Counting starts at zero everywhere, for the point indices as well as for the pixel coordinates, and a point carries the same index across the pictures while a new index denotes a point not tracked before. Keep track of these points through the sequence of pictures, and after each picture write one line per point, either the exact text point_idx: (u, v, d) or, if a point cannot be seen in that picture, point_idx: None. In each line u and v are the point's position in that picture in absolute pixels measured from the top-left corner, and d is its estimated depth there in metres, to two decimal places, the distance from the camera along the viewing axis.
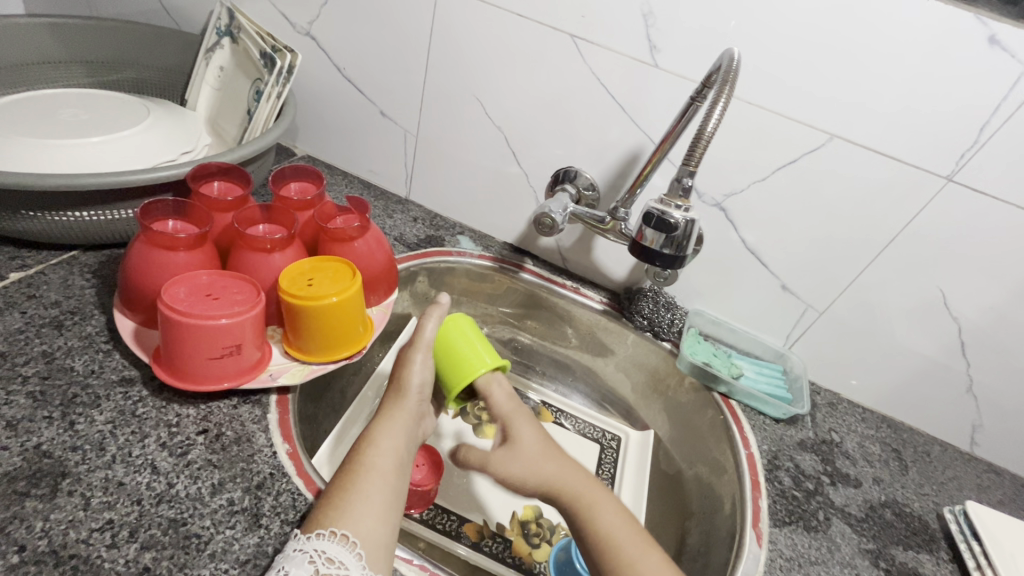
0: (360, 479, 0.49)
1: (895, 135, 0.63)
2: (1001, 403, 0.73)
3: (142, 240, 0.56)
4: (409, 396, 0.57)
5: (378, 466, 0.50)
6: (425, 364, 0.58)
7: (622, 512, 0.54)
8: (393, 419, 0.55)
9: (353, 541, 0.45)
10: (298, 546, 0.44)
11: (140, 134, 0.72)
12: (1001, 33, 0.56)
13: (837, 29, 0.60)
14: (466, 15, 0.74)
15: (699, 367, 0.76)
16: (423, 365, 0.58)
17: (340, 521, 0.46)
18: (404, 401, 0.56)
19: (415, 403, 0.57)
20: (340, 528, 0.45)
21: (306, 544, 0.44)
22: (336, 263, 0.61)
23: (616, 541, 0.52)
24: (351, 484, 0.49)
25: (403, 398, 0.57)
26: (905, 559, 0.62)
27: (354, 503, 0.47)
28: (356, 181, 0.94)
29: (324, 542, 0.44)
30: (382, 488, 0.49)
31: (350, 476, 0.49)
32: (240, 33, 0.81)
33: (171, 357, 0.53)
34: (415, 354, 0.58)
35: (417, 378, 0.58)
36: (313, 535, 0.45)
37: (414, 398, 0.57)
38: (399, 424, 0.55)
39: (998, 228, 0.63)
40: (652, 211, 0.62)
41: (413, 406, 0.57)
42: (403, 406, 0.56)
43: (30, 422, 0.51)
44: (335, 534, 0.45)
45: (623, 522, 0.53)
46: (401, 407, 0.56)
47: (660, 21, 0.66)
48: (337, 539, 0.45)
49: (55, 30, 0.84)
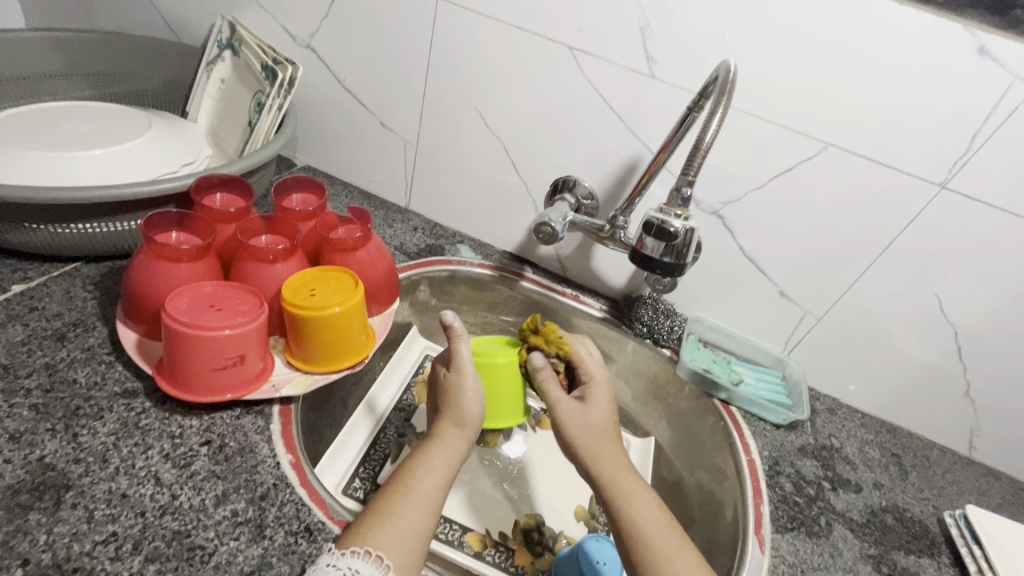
0: (403, 500, 0.49)
1: (886, 145, 0.64)
2: (998, 407, 0.73)
3: (146, 252, 0.56)
4: (466, 422, 0.56)
5: (425, 492, 0.50)
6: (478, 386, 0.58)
7: (657, 503, 0.53)
8: (444, 444, 0.55)
9: (386, 563, 0.45)
10: (332, 561, 0.44)
11: (142, 147, 0.73)
12: (990, 44, 0.57)
13: (833, 41, 0.61)
14: (465, 28, 0.75)
15: (699, 374, 0.76)
16: (474, 394, 0.57)
17: (377, 542, 0.46)
18: (458, 428, 0.56)
19: (466, 429, 0.56)
20: (374, 548, 0.45)
21: (340, 560, 0.44)
22: (338, 272, 0.61)
23: (651, 532, 0.50)
24: (395, 505, 0.49)
25: (456, 421, 0.56)
26: (906, 564, 0.62)
27: (394, 526, 0.47)
28: (356, 192, 0.94)
29: (357, 561, 0.44)
30: (422, 512, 0.49)
31: (395, 496, 0.49)
32: (242, 46, 0.83)
33: (174, 369, 0.53)
34: (465, 379, 0.57)
35: (471, 407, 0.57)
36: (346, 551, 0.45)
37: (468, 425, 0.56)
38: (450, 450, 0.54)
39: (992, 235, 0.64)
40: (651, 220, 0.63)
41: (465, 433, 0.56)
42: (459, 430, 0.56)
43: (32, 435, 0.51)
44: (369, 554, 0.45)
45: (662, 517, 0.52)
46: (457, 433, 0.56)
47: (657, 32, 0.66)
48: (370, 559, 0.45)
49: (57, 44, 0.85)
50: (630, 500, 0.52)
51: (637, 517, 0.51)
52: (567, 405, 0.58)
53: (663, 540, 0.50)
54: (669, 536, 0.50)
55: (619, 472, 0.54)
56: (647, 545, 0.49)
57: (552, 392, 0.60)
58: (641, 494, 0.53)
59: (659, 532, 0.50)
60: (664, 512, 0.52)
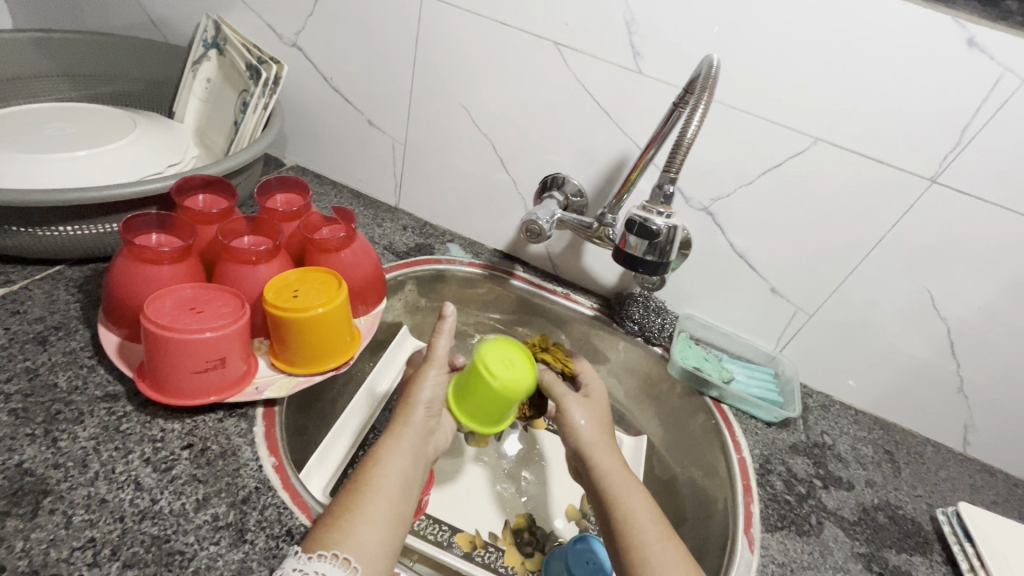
0: (364, 499, 0.49)
1: (876, 139, 0.63)
2: (992, 402, 0.73)
3: (126, 255, 0.55)
4: (419, 413, 0.57)
5: (387, 489, 0.50)
6: (438, 380, 0.59)
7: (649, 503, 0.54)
8: (400, 437, 0.55)
9: (354, 566, 0.44)
10: (298, 565, 0.43)
11: (126, 149, 0.72)
12: (979, 35, 0.56)
13: (821, 34, 0.60)
14: (450, 25, 0.74)
15: (689, 372, 0.76)
16: (435, 381, 0.59)
17: (341, 544, 0.45)
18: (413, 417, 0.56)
19: (424, 417, 0.57)
20: (341, 550, 0.45)
21: (307, 564, 0.44)
22: (322, 273, 0.61)
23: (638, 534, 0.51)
24: (354, 503, 0.48)
25: (411, 413, 0.57)
26: (898, 562, 0.62)
27: (355, 527, 0.46)
28: (345, 191, 0.94)
29: (323, 564, 0.43)
30: (384, 509, 0.49)
31: (355, 496, 0.49)
32: (227, 44, 0.82)
33: (155, 372, 0.53)
34: (428, 371, 0.59)
35: (428, 395, 0.58)
36: (314, 555, 0.44)
37: (422, 414, 0.57)
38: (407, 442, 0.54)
39: (984, 230, 0.63)
40: (634, 218, 0.62)
41: (422, 422, 0.57)
42: (412, 422, 0.56)
43: (12, 440, 0.50)
44: (336, 556, 0.44)
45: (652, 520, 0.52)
46: (409, 425, 0.56)
47: (643, 27, 0.66)
48: (337, 561, 0.44)
49: (42, 45, 0.84)
50: (623, 499, 0.53)
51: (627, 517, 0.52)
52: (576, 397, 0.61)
53: (648, 538, 0.50)
54: (655, 535, 0.51)
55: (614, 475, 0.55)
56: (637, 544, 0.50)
57: (559, 391, 0.61)
58: (631, 496, 0.53)
59: (646, 532, 0.51)
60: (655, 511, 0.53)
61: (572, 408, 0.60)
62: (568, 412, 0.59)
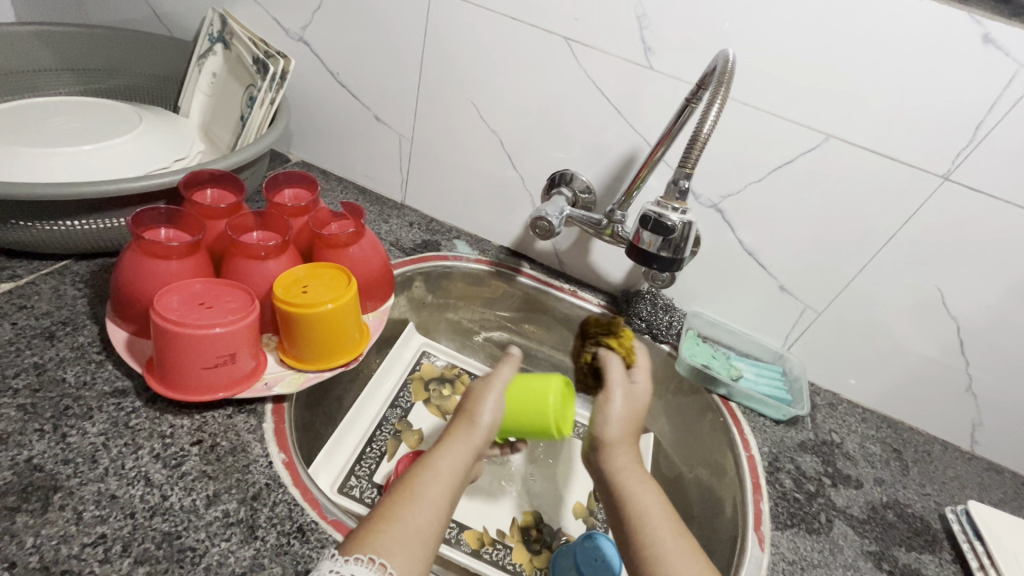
0: (411, 505, 0.47)
1: (887, 136, 0.63)
2: (1001, 401, 0.73)
3: (135, 249, 0.55)
4: (479, 429, 0.54)
5: (433, 499, 0.48)
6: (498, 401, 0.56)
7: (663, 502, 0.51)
8: (452, 447, 0.52)
9: (388, 572, 0.42)
10: (334, 567, 0.42)
11: (132, 143, 0.72)
12: (994, 32, 0.56)
13: (833, 31, 0.60)
14: (460, 20, 0.74)
15: (698, 369, 0.75)
16: (495, 406, 0.56)
17: (380, 549, 0.43)
18: (472, 434, 0.53)
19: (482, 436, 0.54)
20: (378, 555, 0.43)
21: (343, 567, 0.42)
22: (331, 269, 0.60)
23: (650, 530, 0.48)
24: (402, 509, 0.46)
25: (472, 433, 0.54)
26: (908, 561, 0.62)
27: (399, 532, 0.45)
28: (351, 187, 0.93)
29: (358, 568, 0.42)
30: (427, 517, 0.46)
31: (400, 500, 0.47)
32: (233, 38, 0.81)
33: (164, 368, 0.53)
34: (489, 394, 0.56)
35: (489, 419, 0.55)
36: (350, 557, 0.42)
37: (483, 436, 0.54)
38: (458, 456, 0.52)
39: (995, 228, 0.63)
40: (649, 214, 0.62)
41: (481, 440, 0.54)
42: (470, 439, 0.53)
43: (21, 436, 0.50)
44: (372, 561, 0.42)
45: (668, 519, 0.49)
46: (467, 437, 0.53)
47: (654, 22, 0.65)
48: (372, 567, 0.42)
49: (46, 38, 0.83)
50: (636, 493, 0.51)
51: (635, 510, 0.49)
52: (624, 388, 0.57)
53: (659, 535, 0.48)
54: (667, 531, 0.48)
55: (626, 471, 0.52)
56: (648, 538, 0.48)
57: (614, 374, 0.58)
58: (643, 493, 0.51)
59: (656, 529, 0.48)
60: (669, 510, 0.50)
61: (614, 396, 0.56)
62: (610, 400, 0.56)
